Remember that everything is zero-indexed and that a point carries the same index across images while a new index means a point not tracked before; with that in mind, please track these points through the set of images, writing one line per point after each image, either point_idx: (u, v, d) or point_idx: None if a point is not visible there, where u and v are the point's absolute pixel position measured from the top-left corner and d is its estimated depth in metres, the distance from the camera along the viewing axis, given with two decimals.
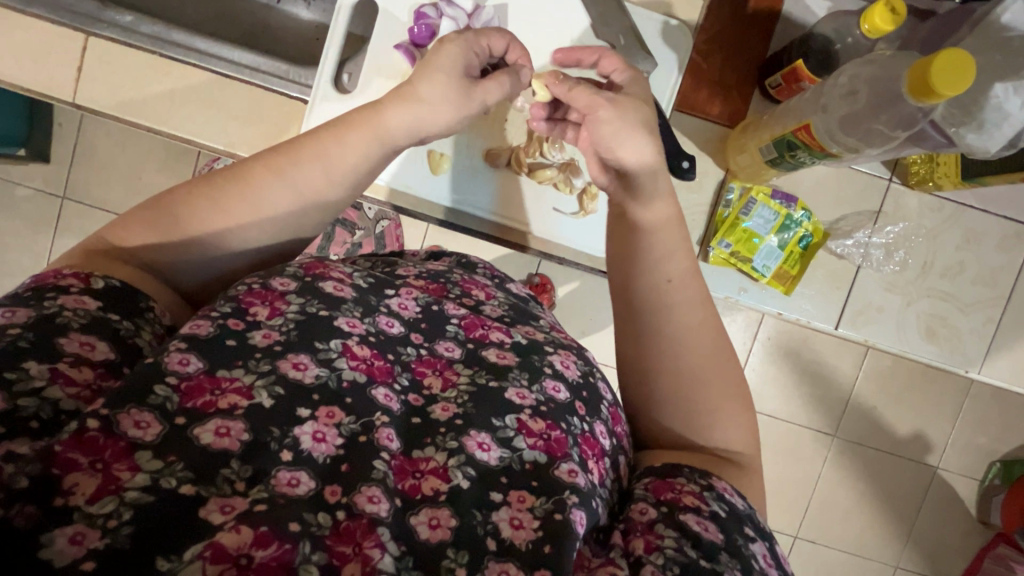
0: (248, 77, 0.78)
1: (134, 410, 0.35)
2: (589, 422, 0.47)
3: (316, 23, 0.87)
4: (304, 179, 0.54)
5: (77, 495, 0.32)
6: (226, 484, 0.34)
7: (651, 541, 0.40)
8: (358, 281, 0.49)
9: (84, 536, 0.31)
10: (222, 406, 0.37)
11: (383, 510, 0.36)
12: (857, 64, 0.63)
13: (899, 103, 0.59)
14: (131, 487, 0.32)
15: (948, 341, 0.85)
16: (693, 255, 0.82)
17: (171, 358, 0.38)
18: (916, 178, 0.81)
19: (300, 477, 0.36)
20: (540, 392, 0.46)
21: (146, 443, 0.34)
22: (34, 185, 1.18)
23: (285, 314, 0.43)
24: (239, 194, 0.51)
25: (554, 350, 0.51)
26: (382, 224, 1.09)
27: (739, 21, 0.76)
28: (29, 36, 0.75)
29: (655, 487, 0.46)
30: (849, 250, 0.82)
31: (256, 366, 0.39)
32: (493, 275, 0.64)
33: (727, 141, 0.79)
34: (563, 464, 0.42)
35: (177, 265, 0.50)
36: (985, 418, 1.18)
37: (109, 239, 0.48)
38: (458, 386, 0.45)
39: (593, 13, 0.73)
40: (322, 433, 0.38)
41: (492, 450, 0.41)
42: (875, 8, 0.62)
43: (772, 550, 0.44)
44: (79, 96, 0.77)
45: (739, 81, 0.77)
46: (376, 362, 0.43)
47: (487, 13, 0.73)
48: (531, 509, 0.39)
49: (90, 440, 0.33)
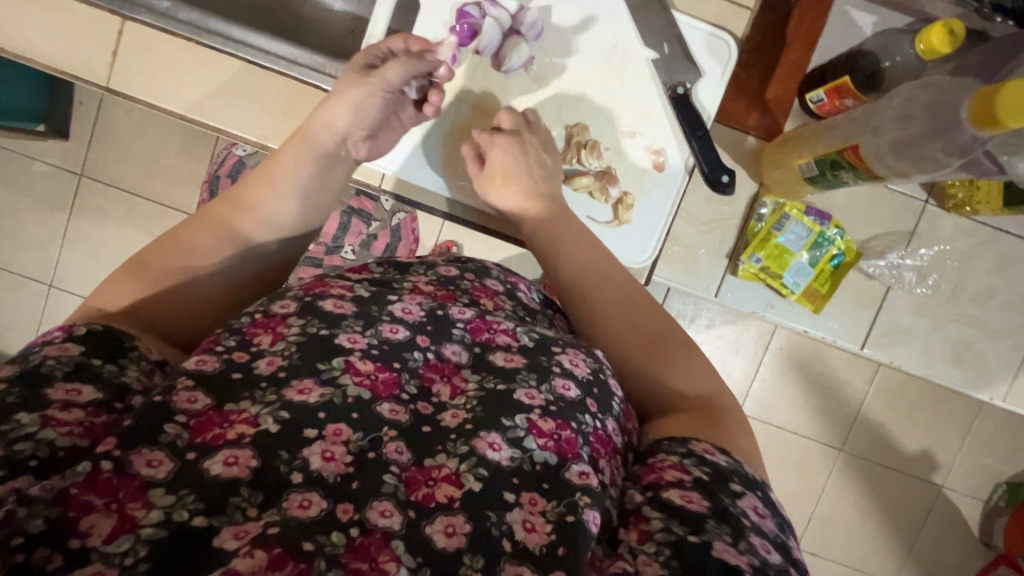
0: (283, 68, 0.77)
1: (146, 449, 0.35)
2: (600, 418, 0.46)
3: (351, 15, 0.86)
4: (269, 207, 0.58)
5: (94, 536, 0.32)
6: (237, 511, 0.35)
7: (642, 530, 0.40)
8: (359, 292, 0.48)
9: (103, 575, 0.31)
10: (231, 437, 0.37)
11: (395, 523, 0.36)
12: (911, 87, 0.62)
13: (957, 130, 0.58)
14: (146, 524, 0.33)
15: (972, 365, 0.84)
16: (721, 268, 0.81)
17: (179, 396, 0.38)
18: (953, 202, 0.80)
19: (312, 498, 0.36)
20: (549, 391, 0.44)
21: (159, 480, 0.35)
22: (52, 162, 1.18)
23: (286, 338, 0.42)
24: (202, 232, 0.54)
25: (563, 348, 0.48)
26: (399, 217, 1.08)
27: (784, 33, 0.74)
28: (63, 17, 0.74)
29: (640, 470, 0.45)
30: (882, 272, 0.81)
31: (262, 396, 0.39)
32: (507, 281, 0.62)
33: (763, 154, 0.78)
34: (574, 466, 0.41)
35: (167, 304, 0.49)
36: (996, 440, 1.18)
37: (91, 302, 0.47)
38: (468, 392, 0.44)
39: (638, 20, 0.71)
40: (330, 452, 0.38)
41: (503, 450, 0.41)
42: (933, 28, 0.61)
43: (764, 499, 0.44)
44: (111, 80, 0.76)
45: (778, 95, 0.76)
46: (380, 376, 0.43)
47: (531, 14, 0.71)
48: (543, 513, 0.39)
49: (104, 482, 0.34)
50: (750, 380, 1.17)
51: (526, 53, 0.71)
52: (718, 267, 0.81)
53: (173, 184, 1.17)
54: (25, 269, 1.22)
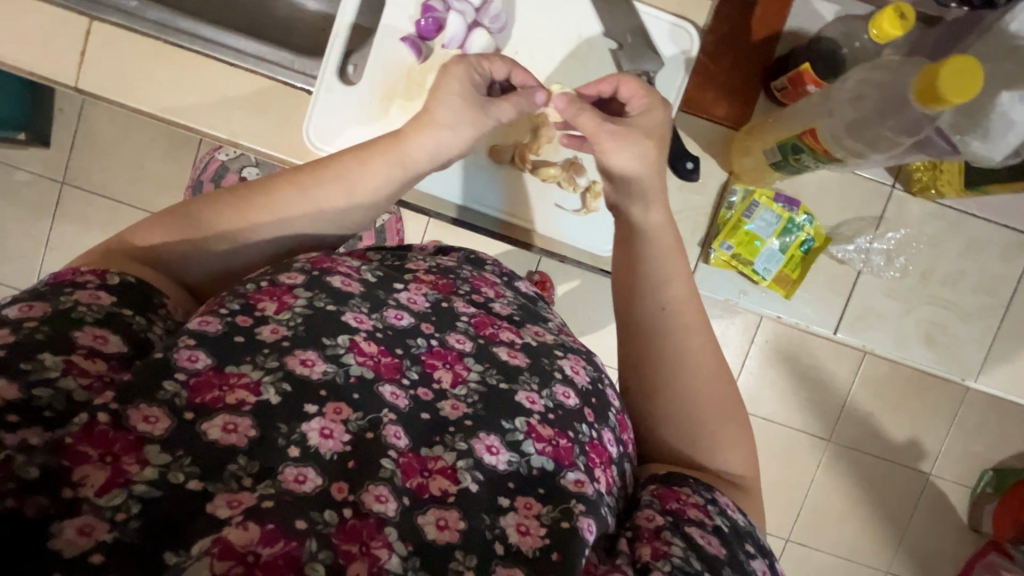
0: (252, 65, 0.77)
1: (144, 405, 0.35)
2: (597, 428, 0.47)
3: (323, 13, 0.87)
4: (315, 186, 0.55)
5: (87, 486, 0.32)
6: (233, 480, 0.34)
7: (659, 548, 0.40)
8: (366, 276, 0.49)
9: (93, 527, 0.31)
10: (230, 402, 0.37)
11: (390, 510, 0.36)
12: (865, 69, 0.63)
13: (906, 108, 0.59)
14: (140, 480, 0.33)
15: (946, 348, 0.85)
16: (694, 257, 0.82)
17: (181, 354, 0.38)
18: (919, 185, 0.81)
19: (307, 474, 0.36)
20: (549, 398, 0.46)
21: (155, 438, 0.34)
22: (34, 170, 1.18)
23: (292, 309, 0.43)
24: (257, 205, 0.52)
25: (564, 354, 0.51)
26: (383, 218, 1.08)
27: (748, 24, 0.76)
28: (32, 19, 0.74)
29: (661, 495, 0.46)
30: (851, 256, 0.82)
31: (263, 362, 0.39)
32: (502, 272, 0.64)
33: (732, 143, 0.78)
34: (570, 474, 0.42)
35: (190, 262, 0.50)
36: (981, 426, 1.18)
37: (127, 239, 0.48)
38: (468, 382, 0.45)
39: (603, 14, 0.72)
40: (329, 429, 0.38)
41: (500, 454, 0.41)
42: (884, 14, 0.62)
43: (771, 565, 0.45)
44: (80, 81, 0.76)
45: (745, 84, 0.77)
46: (383, 358, 0.43)
47: (495, 7, 0.72)
48: (538, 517, 0.39)
49: (99, 434, 0.33)
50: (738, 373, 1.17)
51: (490, 45, 0.73)
52: (691, 256, 0.82)
53: (156, 189, 1.17)
54: (8, 278, 1.21)
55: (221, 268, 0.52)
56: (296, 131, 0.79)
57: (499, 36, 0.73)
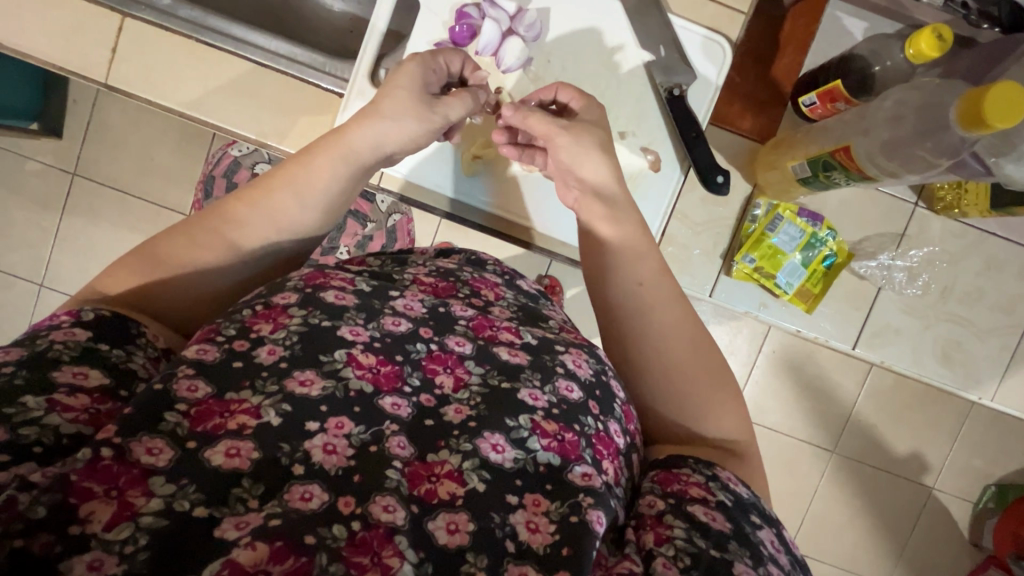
0: (284, 67, 0.78)
1: (146, 437, 0.35)
2: (603, 421, 0.47)
3: (351, 15, 0.87)
4: (270, 205, 0.54)
5: (95, 522, 0.32)
6: (238, 503, 0.35)
7: (661, 534, 0.41)
8: (361, 286, 0.48)
9: (102, 562, 0.31)
10: (232, 427, 0.37)
11: (398, 519, 0.36)
12: (902, 89, 0.64)
13: (945, 132, 0.59)
14: (147, 512, 0.33)
15: (962, 365, 0.86)
16: (715, 268, 0.83)
17: (180, 384, 0.38)
18: (942, 204, 0.81)
19: (314, 491, 0.36)
20: (552, 393, 0.45)
21: (160, 469, 0.35)
22: (46, 161, 1.17)
23: (288, 327, 0.42)
24: (215, 231, 0.52)
25: (565, 349, 0.50)
26: (395, 218, 1.07)
27: (777, 39, 0.76)
28: (62, 13, 0.74)
29: (662, 480, 0.46)
30: (872, 272, 0.83)
31: (263, 387, 0.39)
32: (504, 272, 0.64)
33: (756, 157, 0.79)
34: (576, 468, 0.42)
35: (168, 294, 0.50)
36: (985, 442, 1.19)
37: (98, 286, 0.48)
38: (470, 386, 0.44)
39: (635, 24, 0.72)
40: (332, 444, 0.38)
41: (506, 451, 0.41)
42: (921, 34, 0.63)
43: (779, 535, 0.45)
44: (111, 77, 0.76)
45: (772, 100, 0.77)
46: (382, 368, 0.43)
47: (530, 15, 0.72)
48: (546, 513, 0.39)
49: (104, 469, 0.33)
50: (744, 383, 1.18)
51: (523, 53, 0.72)
52: (713, 267, 0.83)
53: (168, 184, 1.17)
54: (18, 269, 1.21)
55: (202, 293, 0.51)
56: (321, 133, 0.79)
57: (532, 44, 0.73)
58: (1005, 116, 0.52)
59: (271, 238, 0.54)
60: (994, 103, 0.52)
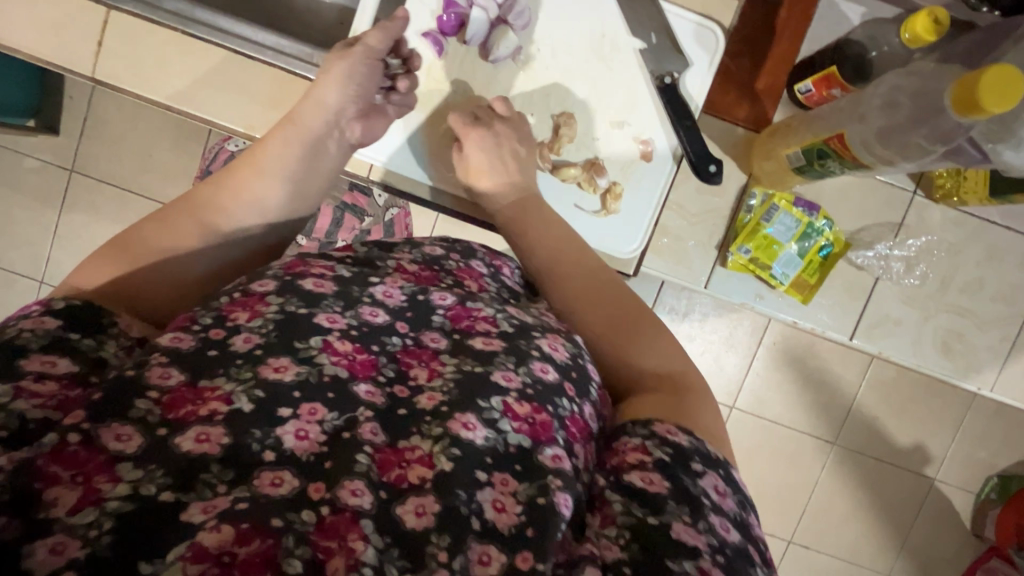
0: (270, 58, 0.77)
1: (115, 423, 0.36)
2: (578, 403, 0.45)
3: (341, 7, 0.86)
4: (232, 181, 0.57)
5: (59, 507, 0.33)
6: (206, 488, 0.35)
7: (606, 514, 0.40)
8: (341, 272, 0.48)
9: (66, 545, 0.31)
10: (203, 414, 0.37)
11: (366, 503, 0.36)
12: (897, 75, 0.63)
13: (941, 116, 0.58)
14: (113, 497, 0.33)
15: (963, 356, 0.85)
16: (711, 260, 0.82)
17: (153, 371, 0.38)
18: (941, 191, 0.80)
19: (284, 476, 0.37)
20: (527, 374, 0.43)
21: (128, 454, 0.35)
22: (42, 158, 1.17)
23: (264, 316, 0.42)
24: (197, 220, 0.54)
25: (542, 333, 0.47)
26: (391, 212, 1.07)
27: (772, 27, 0.75)
28: (49, 8, 0.74)
29: (603, 454, 0.45)
30: (870, 262, 0.82)
31: (237, 373, 0.39)
32: (492, 262, 0.62)
33: (753, 146, 0.78)
34: (548, 450, 0.40)
35: (142, 286, 0.48)
36: (987, 433, 1.18)
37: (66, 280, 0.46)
38: (445, 375, 0.43)
39: (626, 13, 0.72)
40: (304, 430, 0.38)
41: (477, 431, 0.40)
42: (918, 15, 0.61)
43: (726, 476, 0.44)
44: (98, 71, 0.76)
45: (767, 89, 0.76)
46: (358, 356, 0.42)
47: (519, 4, 0.70)
48: (514, 493, 0.38)
49: (69, 454, 0.34)
50: (743, 376, 1.17)
51: (514, 43, 0.70)
52: (708, 259, 0.82)
53: (164, 180, 1.16)
54: (16, 266, 1.21)
55: (175, 283, 0.51)
56: None
57: (522, 33, 0.72)
58: (1001, 101, 0.52)
59: (255, 224, 0.57)
60: (989, 89, 0.51)
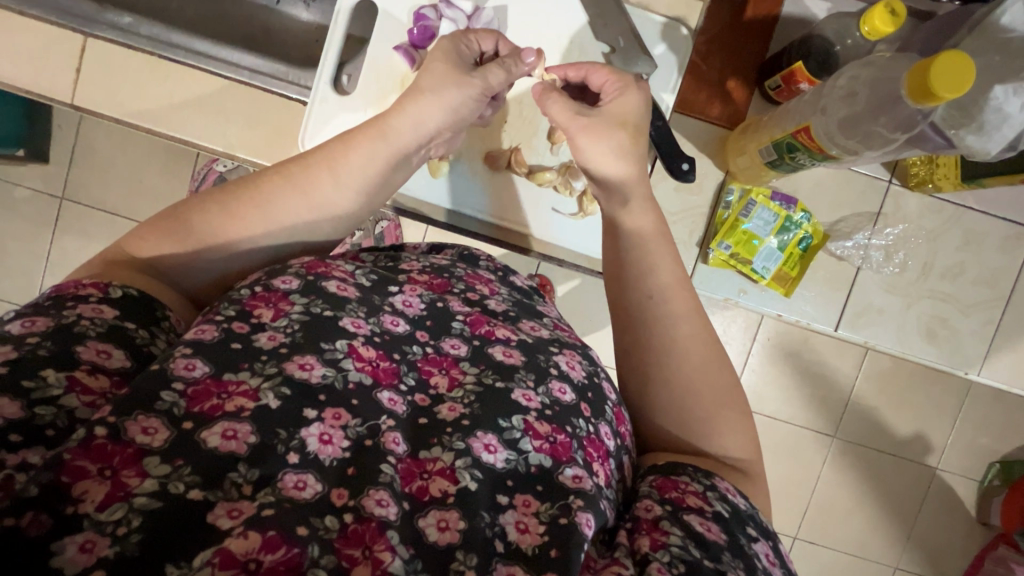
0: (246, 78, 0.78)
1: (142, 416, 0.35)
2: (594, 423, 0.47)
3: (317, 24, 0.87)
4: (307, 183, 0.55)
5: (87, 502, 0.32)
6: (232, 488, 0.34)
7: (657, 539, 0.40)
8: (360, 279, 0.49)
9: (94, 543, 0.30)
10: (229, 409, 0.37)
11: (391, 514, 0.36)
12: (855, 66, 0.63)
13: (897, 105, 0.59)
14: (140, 493, 0.32)
15: (948, 342, 0.85)
16: (692, 257, 0.83)
17: (177, 363, 0.38)
18: (916, 179, 0.81)
19: (307, 480, 0.36)
20: (545, 394, 0.45)
21: (155, 449, 0.34)
22: (34, 187, 1.18)
23: (289, 315, 0.43)
24: (250, 204, 0.52)
25: (559, 350, 0.50)
26: (382, 225, 1.07)
27: (738, 26, 0.77)
28: (28, 38, 0.75)
29: (661, 485, 0.46)
30: (849, 253, 0.82)
31: (262, 369, 0.39)
32: (496, 268, 0.64)
33: (727, 143, 0.79)
34: (568, 469, 0.42)
35: (188, 270, 0.51)
36: (986, 418, 1.18)
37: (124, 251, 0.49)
38: (464, 385, 0.45)
39: (595, 17, 0.73)
40: (328, 434, 0.38)
41: (498, 452, 0.41)
42: (875, 9, 0.62)
43: (775, 548, 0.45)
44: (77, 97, 0.77)
45: (738, 85, 0.78)
46: (381, 363, 0.43)
47: (486, 14, 0.73)
48: (536, 514, 0.39)
49: (97, 448, 0.33)
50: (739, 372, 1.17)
51: None
52: (690, 256, 0.83)
53: (155, 203, 1.17)
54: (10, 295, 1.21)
55: (219, 272, 0.52)
56: (291, 143, 0.80)
57: None
58: (950, 84, 0.52)
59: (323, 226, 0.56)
60: (939, 73, 0.52)
